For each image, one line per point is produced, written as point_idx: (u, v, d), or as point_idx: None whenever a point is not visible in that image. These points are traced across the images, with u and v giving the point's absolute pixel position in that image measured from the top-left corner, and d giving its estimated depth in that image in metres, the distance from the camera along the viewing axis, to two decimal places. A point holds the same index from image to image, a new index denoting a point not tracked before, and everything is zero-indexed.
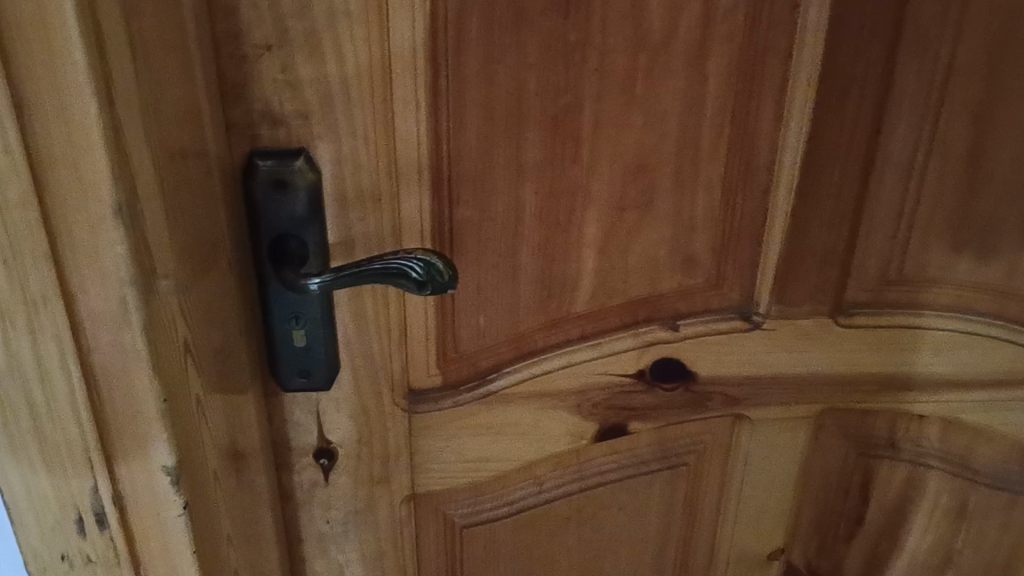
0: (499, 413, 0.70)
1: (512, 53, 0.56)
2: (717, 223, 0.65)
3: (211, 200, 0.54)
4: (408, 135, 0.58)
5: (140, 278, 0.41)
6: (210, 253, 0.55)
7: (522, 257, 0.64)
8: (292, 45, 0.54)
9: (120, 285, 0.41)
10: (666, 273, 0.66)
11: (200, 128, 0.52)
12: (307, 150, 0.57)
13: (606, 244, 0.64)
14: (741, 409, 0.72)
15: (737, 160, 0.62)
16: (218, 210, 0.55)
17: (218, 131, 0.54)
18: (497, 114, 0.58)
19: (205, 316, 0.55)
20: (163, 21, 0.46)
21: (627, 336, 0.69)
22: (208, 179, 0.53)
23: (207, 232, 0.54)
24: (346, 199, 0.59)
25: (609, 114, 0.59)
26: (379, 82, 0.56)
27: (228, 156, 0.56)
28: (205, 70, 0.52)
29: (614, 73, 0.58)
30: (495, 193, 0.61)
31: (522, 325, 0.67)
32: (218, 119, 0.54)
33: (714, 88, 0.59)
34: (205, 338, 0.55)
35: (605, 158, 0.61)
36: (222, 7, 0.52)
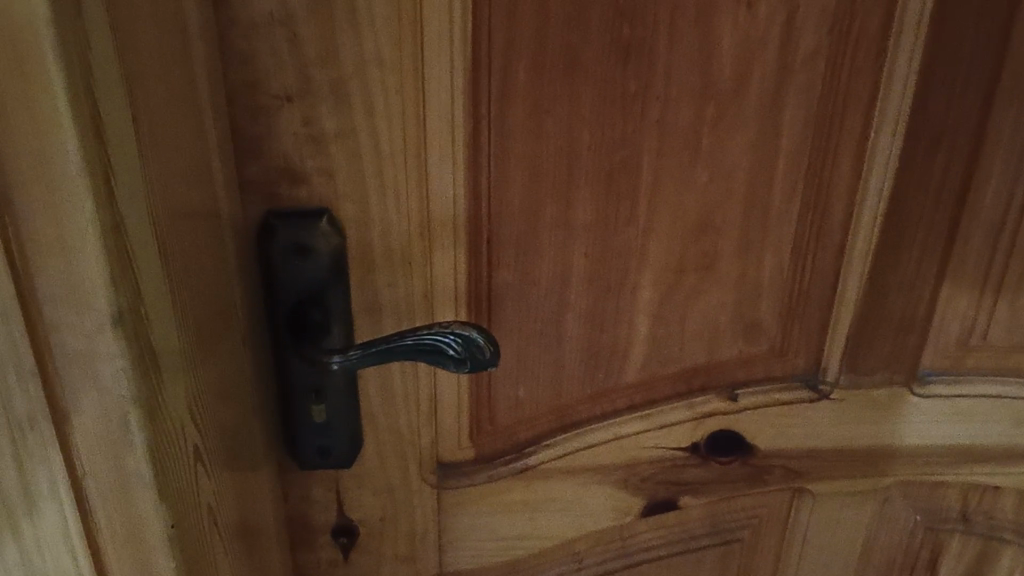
0: (538, 489, 0.64)
1: (564, 104, 0.51)
2: (786, 286, 0.58)
3: (226, 273, 0.47)
4: (443, 194, 0.52)
5: (148, 398, 0.35)
6: (226, 332, 0.48)
7: (568, 323, 0.57)
8: (316, 95, 0.47)
9: (124, 407, 0.35)
10: (727, 338, 0.60)
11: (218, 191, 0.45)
12: (330, 212, 0.50)
13: (662, 309, 0.58)
14: (802, 482, 0.66)
15: (811, 217, 0.56)
16: (232, 281, 0.48)
17: (234, 192, 0.48)
18: (545, 170, 0.52)
19: (223, 402, 0.48)
20: (176, 75, 0.40)
21: (679, 406, 0.62)
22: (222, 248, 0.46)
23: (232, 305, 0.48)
24: (373, 263, 0.53)
25: (670, 169, 0.53)
26: (413, 135, 0.49)
27: (240, 219, 0.49)
28: (219, 126, 0.45)
29: (677, 124, 0.52)
30: (539, 255, 0.55)
31: (565, 396, 0.61)
32: (232, 178, 0.47)
33: (789, 140, 0.53)
34: (226, 421, 0.49)
35: (664, 216, 0.55)
36: (239, 54, 0.45)
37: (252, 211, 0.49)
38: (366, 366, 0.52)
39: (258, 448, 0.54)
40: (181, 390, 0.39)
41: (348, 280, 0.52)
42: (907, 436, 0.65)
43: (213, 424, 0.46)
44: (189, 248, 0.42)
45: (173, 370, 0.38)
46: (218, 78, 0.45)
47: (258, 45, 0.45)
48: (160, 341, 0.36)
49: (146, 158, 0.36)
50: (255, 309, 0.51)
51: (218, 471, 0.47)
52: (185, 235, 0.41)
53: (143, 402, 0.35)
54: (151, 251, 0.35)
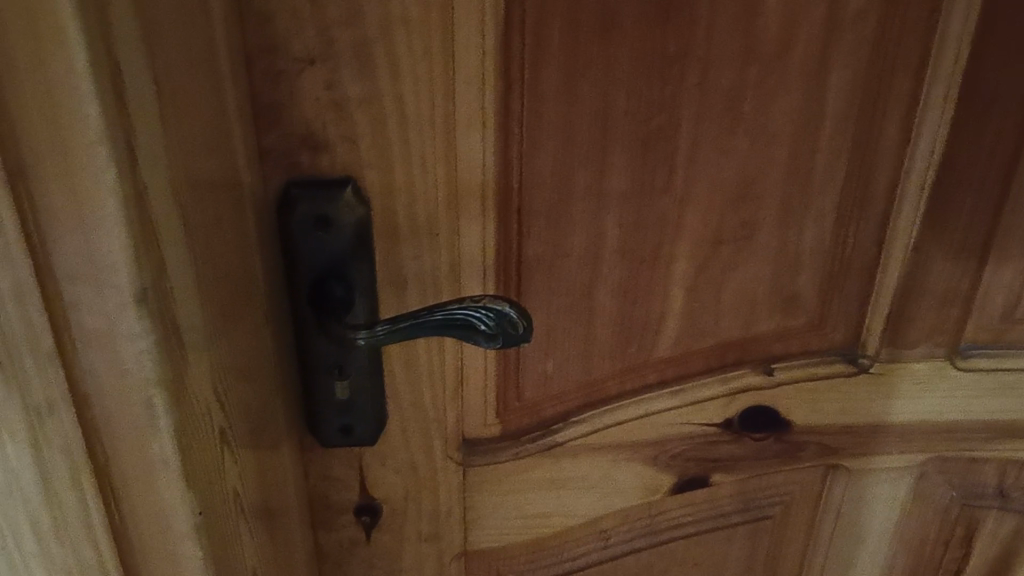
0: (566, 466, 0.62)
1: (599, 67, 0.48)
2: (826, 257, 0.56)
3: (246, 245, 0.45)
4: (472, 162, 0.49)
5: (173, 379, 0.33)
6: (247, 309, 0.46)
7: (600, 296, 0.55)
8: (340, 58, 0.45)
9: (150, 391, 0.33)
10: (764, 311, 0.58)
11: (240, 160, 0.43)
12: (353, 180, 0.48)
13: (697, 281, 0.56)
14: (837, 458, 0.64)
15: (854, 184, 0.54)
16: (251, 253, 0.45)
17: (252, 160, 0.45)
18: (579, 137, 0.50)
19: (247, 381, 0.46)
20: (195, 37, 0.37)
21: (713, 381, 0.60)
22: (240, 220, 0.44)
23: (252, 279, 0.46)
24: (398, 234, 0.51)
25: (709, 135, 0.51)
26: (441, 100, 0.47)
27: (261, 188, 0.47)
28: (238, 91, 0.43)
29: (718, 88, 0.49)
30: (571, 225, 0.53)
31: (594, 371, 0.59)
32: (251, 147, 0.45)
33: (833, 104, 0.51)
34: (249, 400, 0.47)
35: (701, 185, 0.52)
36: (255, 15, 0.43)
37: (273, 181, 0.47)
38: (392, 342, 0.50)
39: (280, 427, 0.52)
40: (204, 371, 0.37)
41: (372, 252, 0.50)
42: (932, 410, 0.62)
43: (236, 405, 0.44)
44: (209, 223, 0.39)
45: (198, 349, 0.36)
46: (236, 41, 0.42)
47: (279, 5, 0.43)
48: (184, 318, 0.34)
49: (168, 125, 0.33)
50: (274, 283, 0.49)
51: (241, 453, 0.45)
52: (207, 209, 0.39)
53: (170, 382, 0.33)
54: (171, 224, 0.33)
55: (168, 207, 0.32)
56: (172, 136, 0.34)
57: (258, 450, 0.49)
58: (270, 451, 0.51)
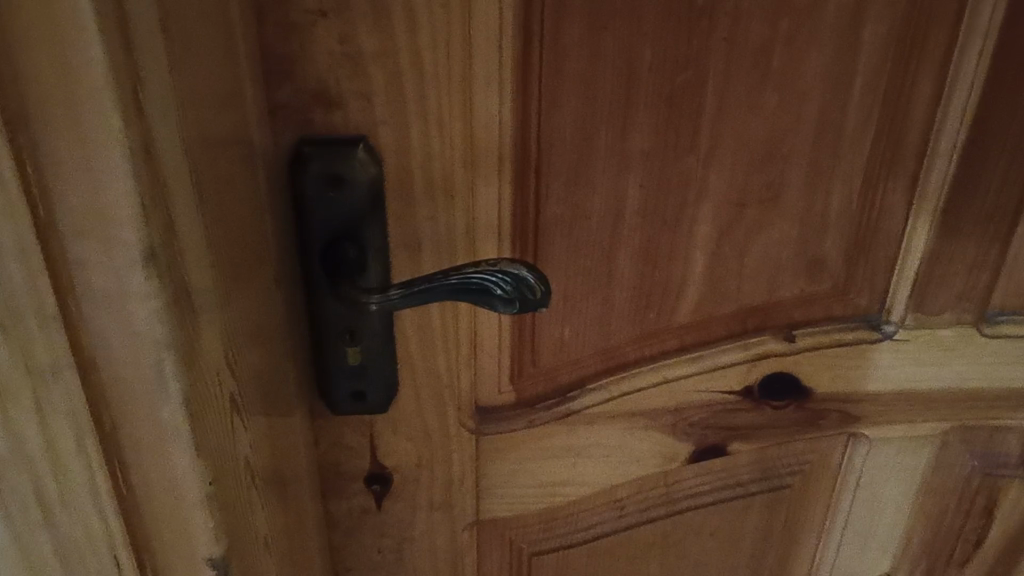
0: (581, 434, 0.61)
1: (623, 19, 0.46)
2: (853, 222, 0.54)
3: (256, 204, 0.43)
4: (489, 119, 0.48)
5: (184, 339, 0.32)
6: (257, 270, 0.44)
7: (619, 261, 0.54)
8: (354, 10, 0.44)
9: (158, 354, 0.31)
10: (788, 277, 0.56)
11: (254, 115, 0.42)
12: (367, 138, 0.47)
13: (720, 245, 0.54)
14: (859, 427, 0.63)
15: (884, 144, 0.52)
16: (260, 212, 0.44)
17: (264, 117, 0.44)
18: (601, 94, 0.48)
19: (255, 346, 0.44)
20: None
21: (735, 348, 0.58)
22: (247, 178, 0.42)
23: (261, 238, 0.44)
24: (413, 197, 0.50)
25: (736, 93, 0.49)
26: (458, 55, 0.46)
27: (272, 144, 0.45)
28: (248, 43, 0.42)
29: (747, 43, 0.47)
30: (591, 186, 0.51)
31: (613, 338, 0.57)
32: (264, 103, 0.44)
33: (866, 62, 0.49)
34: (260, 366, 0.45)
35: (727, 146, 0.50)
36: None
37: (286, 140, 0.46)
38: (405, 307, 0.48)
39: (291, 393, 0.51)
40: (214, 334, 0.35)
41: (386, 213, 0.50)
42: (957, 378, 0.61)
43: (246, 371, 0.42)
44: (216, 180, 0.38)
45: (208, 311, 0.34)
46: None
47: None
48: (193, 279, 0.33)
49: (178, 74, 0.32)
50: (282, 243, 0.48)
51: (252, 420, 0.44)
52: (215, 166, 0.37)
53: (176, 343, 0.32)
54: (179, 177, 0.31)
55: (178, 158, 0.31)
56: (182, 87, 0.32)
57: (268, 418, 0.47)
58: (279, 421, 0.49)
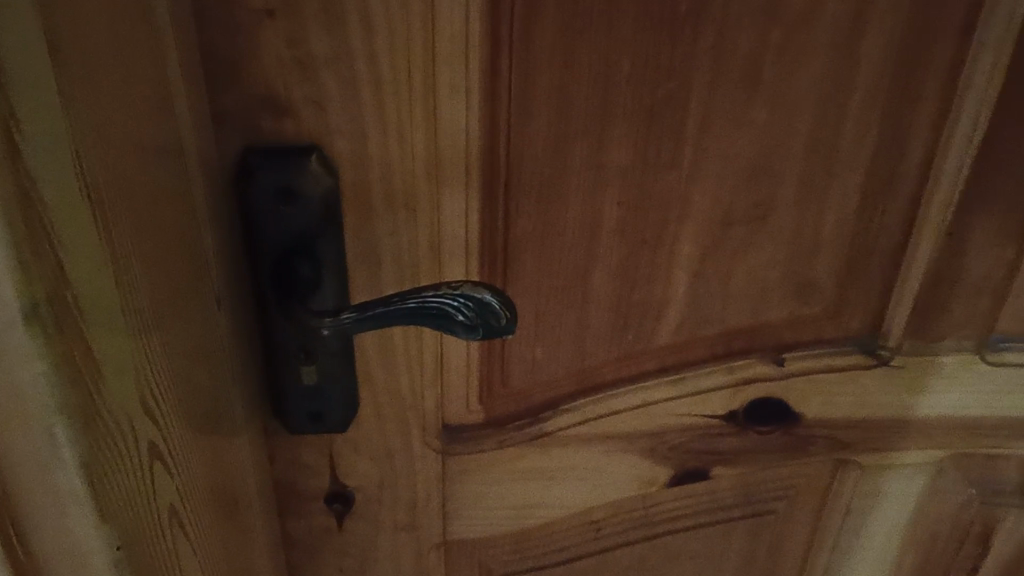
0: (555, 456, 0.57)
1: (599, 25, 0.42)
2: (848, 242, 0.50)
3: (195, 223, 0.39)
4: (453, 129, 0.44)
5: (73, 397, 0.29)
6: (194, 295, 0.40)
7: (594, 280, 0.50)
8: (304, 9, 0.40)
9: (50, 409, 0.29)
10: (776, 300, 0.52)
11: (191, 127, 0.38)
12: (320, 148, 0.44)
13: (704, 265, 0.50)
14: (850, 454, 0.59)
15: (882, 162, 0.48)
16: (196, 232, 0.40)
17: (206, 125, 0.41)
18: (574, 104, 0.44)
19: (191, 375, 0.41)
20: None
21: (719, 372, 0.55)
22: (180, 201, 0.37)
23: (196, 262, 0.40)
24: (371, 209, 0.46)
25: (723, 105, 0.45)
26: (420, 61, 0.42)
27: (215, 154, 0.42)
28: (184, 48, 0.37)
29: (735, 52, 0.43)
30: (564, 202, 0.47)
31: (589, 359, 0.54)
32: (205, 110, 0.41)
33: (864, 74, 0.45)
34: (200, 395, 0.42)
35: (712, 161, 0.46)
36: None
37: (232, 148, 0.43)
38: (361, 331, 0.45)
39: (238, 416, 0.47)
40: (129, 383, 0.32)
41: (342, 226, 0.46)
42: (955, 407, 0.58)
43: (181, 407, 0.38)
44: (143, 213, 0.34)
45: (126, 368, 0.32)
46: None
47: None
48: (99, 335, 0.30)
49: (84, 104, 0.28)
50: (226, 259, 0.44)
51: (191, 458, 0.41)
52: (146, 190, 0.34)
53: (59, 402, 0.29)
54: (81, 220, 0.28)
55: (76, 200, 0.28)
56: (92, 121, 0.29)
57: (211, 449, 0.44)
58: (224, 446, 0.46)
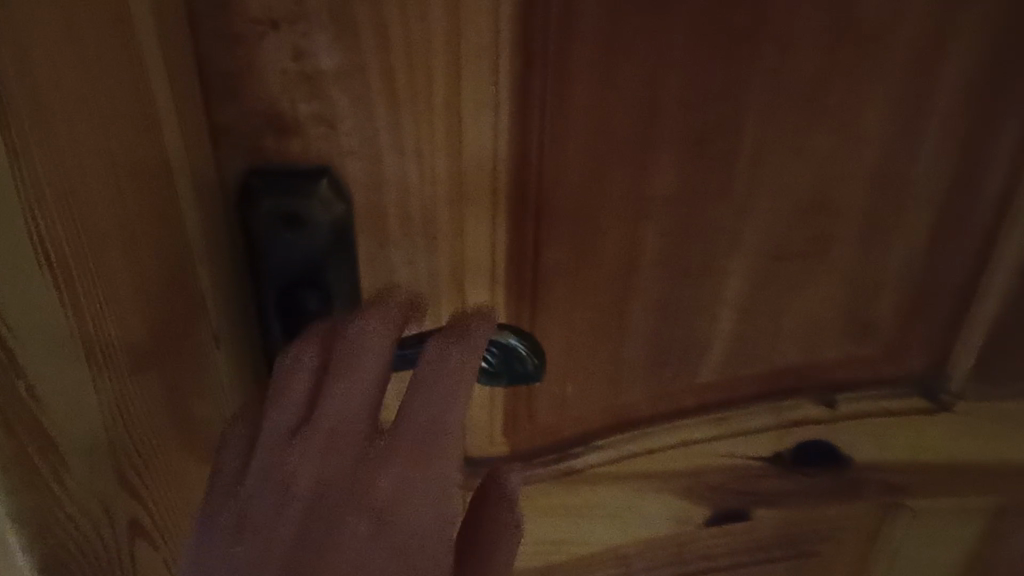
0: (583, 493, 0.53)
1: (645, 43, 0.37)
2: (912, 279, 0.46)
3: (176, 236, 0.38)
4: (480, 150, 0.40)
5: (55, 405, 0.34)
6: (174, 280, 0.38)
7: (632, 314, 0.46)
8: (311, 19, 0.35)
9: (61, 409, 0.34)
10: (831, 338, 0.48)
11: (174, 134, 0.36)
12: (330, 171, 0.39)
13: (752, 301, 0.45)
14: (903, 499, 0.55)
15: (955, 194, 0.43)
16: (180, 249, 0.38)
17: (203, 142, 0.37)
18: (614, 128, 0.40)
19: (166, 413, 0.38)
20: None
21: (764, 410, 0.51)
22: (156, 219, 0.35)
23: (181, 286, 0.38)
24: (388, 236, 0.42)
25: (781, 132, 0.40)
26: (443, 78, 0.37)
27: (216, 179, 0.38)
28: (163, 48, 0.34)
29: (798, 74, 0.38)
30: (600, 233, 0.43)
31: (622, 395, 0.49)
32: (196, 126, 0.37)
33: (940, 99, 0.40)
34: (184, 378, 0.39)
35: (767, 192, 0.42)
36: None
37: (232, 169, 0.39)
38: None
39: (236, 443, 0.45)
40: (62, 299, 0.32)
41: (355, 252, 0.42)
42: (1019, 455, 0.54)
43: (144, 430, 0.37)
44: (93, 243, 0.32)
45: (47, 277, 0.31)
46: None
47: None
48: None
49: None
50: (223, 282, 0.41)
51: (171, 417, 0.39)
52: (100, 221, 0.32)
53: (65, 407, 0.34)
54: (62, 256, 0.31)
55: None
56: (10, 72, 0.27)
57: (190, 477, 0.42)
58: (197, 482, 0.43)
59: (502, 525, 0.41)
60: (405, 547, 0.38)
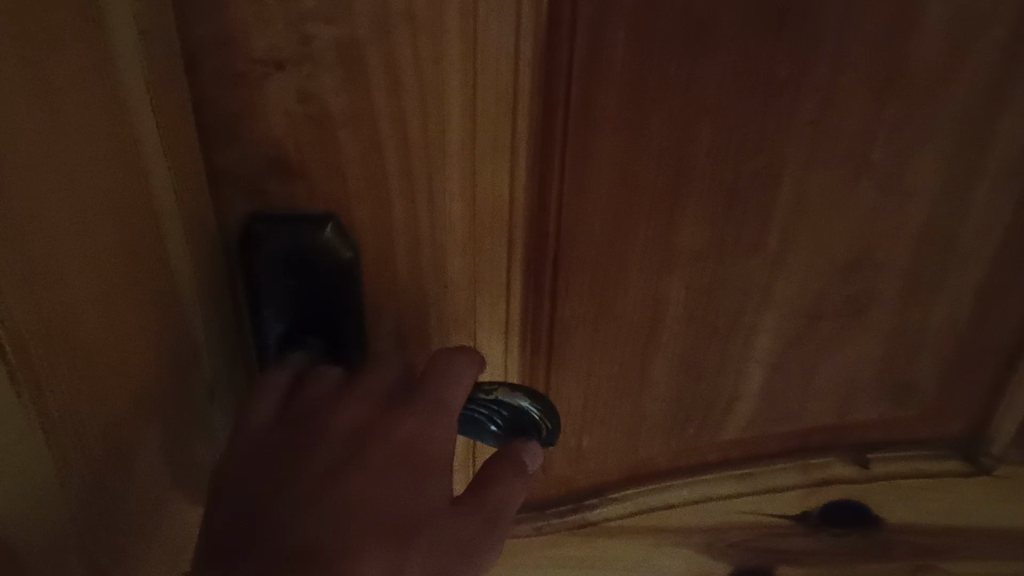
0: (599, 547, 0.50)
1: (677, 93, 0.35)
2: (955, 339, 0.43)
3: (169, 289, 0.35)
4: (497, 196, 0.37)
5: (4, 471, 0.28)
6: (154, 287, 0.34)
7: (654, 370, 0.43)
8: (319, 60, 0.32)
9: (23, 468, 0.28)
10: (866, 398, 0.45)
11: (166, 183, 0.33)
12: (336, 218, 0.36)
13: (784, 359, 0.43)
14: (936, 561, 0.52)
15: (1008, 256, 0.40)
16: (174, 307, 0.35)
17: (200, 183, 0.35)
18: (640, 178, 0.37)
19: (166, 458, 0.36)
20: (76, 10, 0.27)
21: (792, 467, 0.48)
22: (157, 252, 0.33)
23: (177, 349, 0.36)
24: (396, 287, 0.39)
25: (820, 187, 0.37)
26: (460, 125, 0.35)
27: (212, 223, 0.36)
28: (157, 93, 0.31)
29: (842, 126, 0.36)
30: (623, 285, 0.40)
31: (643, 450, 0.47)
32: (194, 170, 0.34)
33: (995, 156, 0.37)
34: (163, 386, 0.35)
35: (802, 249, 0.39)
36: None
37: (232, 212, 0.36)
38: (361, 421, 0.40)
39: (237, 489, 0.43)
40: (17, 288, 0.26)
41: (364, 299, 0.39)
42: None
43: (146, 474, 0.34)
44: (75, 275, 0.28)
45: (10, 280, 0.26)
46: (175, 30, 0.31)
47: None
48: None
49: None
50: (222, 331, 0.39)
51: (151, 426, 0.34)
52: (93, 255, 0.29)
53: (24, 477, 0.28)
54: (51, 296, 0.27)
55: None
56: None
57: (173, 534, 0.39)
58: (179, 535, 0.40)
59: (513, 468, 0.40)
60: (428, 473, 0.37)
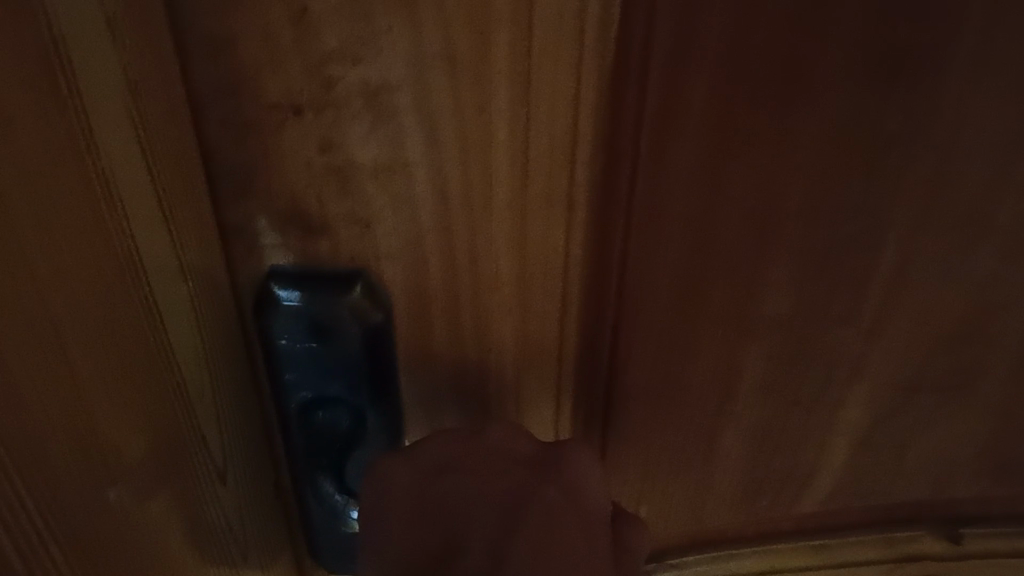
0: None
1: (763, 149, 0.30)
2: None
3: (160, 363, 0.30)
4: (550, 257, 0.31)
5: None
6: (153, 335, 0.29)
7: (724, 440, 0.39)
8: (344, 106, 0.26)
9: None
10: (964, 474, 0.41)
11: (164, 249, 0.28)
12: (366, 277, 0.30)
13: (874, 435, 0.39)
14: None
15: None
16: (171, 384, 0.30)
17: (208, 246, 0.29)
18: (719, 239, 0.32)
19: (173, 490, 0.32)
20: (32, 82, 0.22)
21: (874, 542, 0.43)
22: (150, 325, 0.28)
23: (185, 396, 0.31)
24: (436, 367, 0.33)
25: (927, 252, 0.33)
26: (508, 182, 0.29)
27: (227, 279, 0.31)
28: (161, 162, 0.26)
29: (960, 187, 0.31)
30: (696, 352, 0.35)
31: (709, 520, 0.42)
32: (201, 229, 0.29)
33: None
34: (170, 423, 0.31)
35: (900, 318, 0.35)
36: (199, 22, 0.25)
37: (247, 271, 0.31)
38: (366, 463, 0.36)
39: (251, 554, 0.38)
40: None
41: (396, 363, 0.33)
42: None
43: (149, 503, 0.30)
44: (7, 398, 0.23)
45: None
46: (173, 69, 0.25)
47: (241, 14, 0.24)
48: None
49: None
50: (236, 389, 0.34)
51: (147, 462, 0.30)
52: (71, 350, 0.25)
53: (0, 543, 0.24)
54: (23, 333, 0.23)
55: None
56: None
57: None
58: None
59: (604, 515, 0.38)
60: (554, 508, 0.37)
